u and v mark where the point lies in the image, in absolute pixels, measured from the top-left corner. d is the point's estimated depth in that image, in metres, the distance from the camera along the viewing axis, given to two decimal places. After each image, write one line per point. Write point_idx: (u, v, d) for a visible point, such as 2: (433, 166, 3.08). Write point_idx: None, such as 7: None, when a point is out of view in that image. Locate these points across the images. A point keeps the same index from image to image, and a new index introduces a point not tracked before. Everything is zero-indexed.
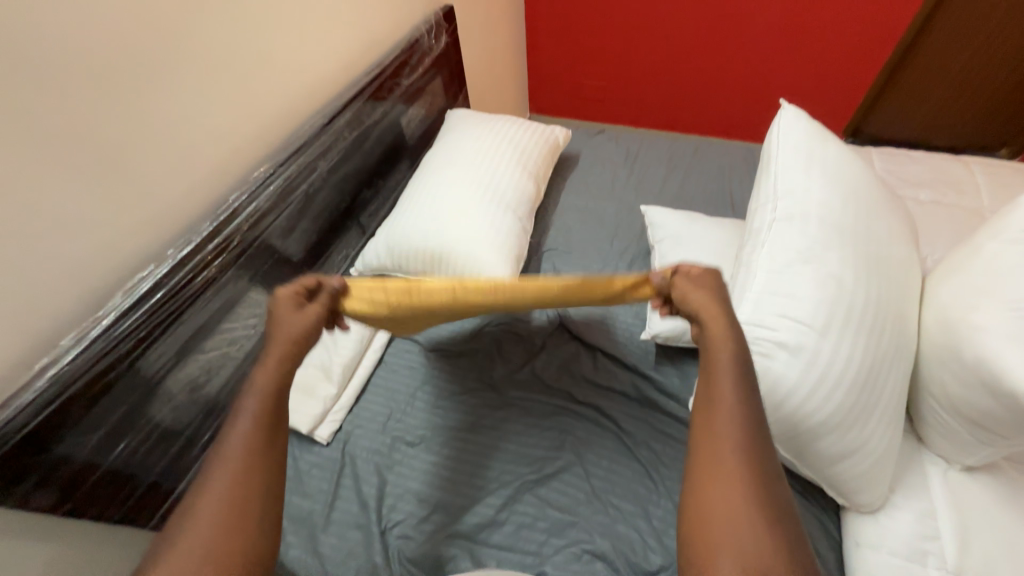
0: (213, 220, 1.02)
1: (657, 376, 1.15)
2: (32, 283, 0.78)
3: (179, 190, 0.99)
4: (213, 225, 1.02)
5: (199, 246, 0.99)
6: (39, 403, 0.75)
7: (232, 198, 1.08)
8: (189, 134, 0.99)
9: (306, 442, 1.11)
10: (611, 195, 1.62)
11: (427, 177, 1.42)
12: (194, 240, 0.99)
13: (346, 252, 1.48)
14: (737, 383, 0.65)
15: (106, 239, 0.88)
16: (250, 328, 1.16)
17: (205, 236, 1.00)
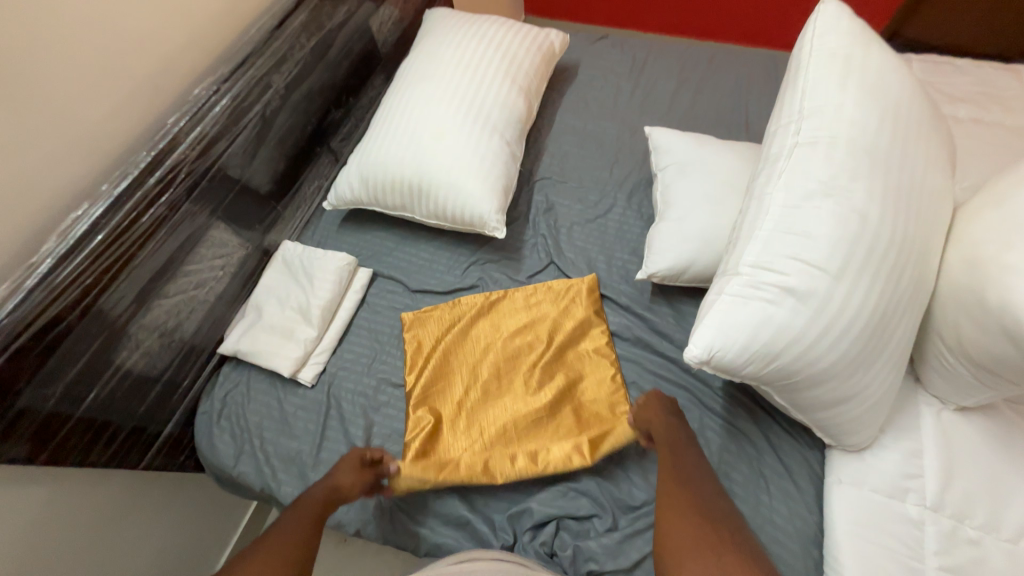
0: (150, 150, 0.90)
1: (651, 317, 1.09)
2: None
3: (104, 111, 0.85)
4: (152, 154, 0.90)
5: (138, 179, 0.89)
6: None
7: (170, 120, 0.94)
8: (105, 41, 0.83)
9: (290, 385, 1.09)
10: (611, 114, 1.44)
11: (403, 93, 1.24)
12: (132, 173, 0.88)
13: (319, 183, 1.35)
14: (685, 505, 0.80)
15: (25, 172, 0.76)
16: (216, 269, 1.09)
17: (142, 168, 0.89)
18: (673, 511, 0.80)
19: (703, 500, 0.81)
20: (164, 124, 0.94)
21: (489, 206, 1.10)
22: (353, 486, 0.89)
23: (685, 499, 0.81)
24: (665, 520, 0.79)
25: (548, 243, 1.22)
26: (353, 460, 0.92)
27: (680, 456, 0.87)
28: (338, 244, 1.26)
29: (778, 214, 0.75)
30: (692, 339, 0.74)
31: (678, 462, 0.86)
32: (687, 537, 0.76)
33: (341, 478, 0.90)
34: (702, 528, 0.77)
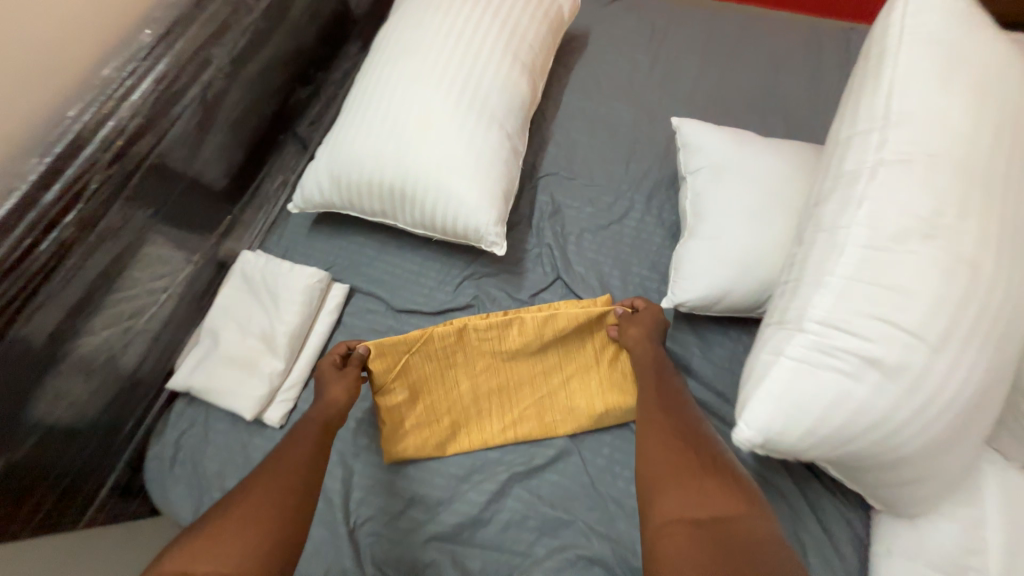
0: (44, 151, 0.71)
1: (674, 347, 0.95)
2: None
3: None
4: (48, 163, 0.70)
5: (32, 198, 0.68)
6: None
7: (70, 114, 0.73)
8: None
9: (255, 425, 0.94)
10: (627, 95, 1.23)
11: (383, 69, 1.02)
12: (23, 188, 0.68)
13: (284, 176, 1.15)
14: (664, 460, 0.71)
15: None
16: (156, 291, 0.91)
17: (35, 178, 0.69)
18: (657, 452, 0.72)
19: (687, 435, 0.73)
20: (65, 120, 0.73)
21: (486, 215, 0.92)
22: (341, 396, 0.84)
23: (667, 438, 0.73)
24: (651, 472, 0.70)
25: (554, 255, 1.05)
26: (330, 370, 0.88)
27: (663, 395, 0.80)
28: (308, 253, 1.08)
29: (857, 258, 0.59)
30: (743, 414, 0.60)
31: (661, 400, 0.80)
32: (675, 478, 0.67)
33: (335, 391, 0.85)
34: (687, 465, 0.68)
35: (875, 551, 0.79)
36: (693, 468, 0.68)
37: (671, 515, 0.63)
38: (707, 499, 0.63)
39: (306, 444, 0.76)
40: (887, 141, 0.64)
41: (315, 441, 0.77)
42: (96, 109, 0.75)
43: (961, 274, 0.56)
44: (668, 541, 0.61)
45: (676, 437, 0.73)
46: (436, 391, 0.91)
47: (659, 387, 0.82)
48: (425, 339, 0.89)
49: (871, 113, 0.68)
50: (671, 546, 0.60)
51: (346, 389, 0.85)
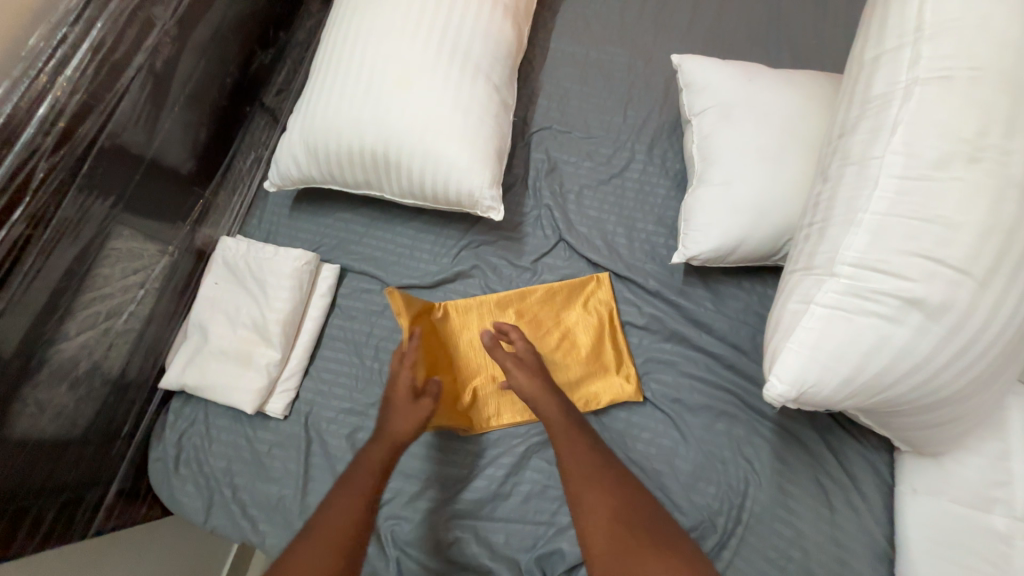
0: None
1: (685, 302, 0.91)
2: None
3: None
4: None
5: None
6: None
7: None
8: None
9: (258, 418, 0.90)
10: (619, 35, 1.13)
11: (349, 20, 0.91)
12: None
13: (257, 152, 1.06)
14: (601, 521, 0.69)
15: None
16: (131, 288, 0.84)
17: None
18: (599, 533, 0.68)
19: (618, 499, 0.70)
20: None
21: (478, 177, 0.85)
22: (405, 433, 0.76)
23: (602, 510, 0.69)
24: (600, 560, 0.67)
25: (555, 215, 0.99)
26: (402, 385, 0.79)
27: (576, 435, 0.75)
28: (292, 235, 1.01)
29: (892, 190, 0.54)
30: (773, 369, 0.56)
31: (576, 449, 0.74)
32: (628, 559, 0.65)
33: (391, 434, 0.76)
34: (629, 539, 0.67)
35: (901, 490, 0.78)
36: (633, 538, 0.67)
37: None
38: (662, 573, 0.63)
39: (325, 540, 0.65)
40: (921, 56, 0.57)
41: (328, 550, 0.65)
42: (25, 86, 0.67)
43: (1012, 198, 0.51)
44: None
45: (617, 506, 0.70)
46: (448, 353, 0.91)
47: (579, 450, 0.74)
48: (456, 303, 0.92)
49: (901, 25, 0.60)
50: None
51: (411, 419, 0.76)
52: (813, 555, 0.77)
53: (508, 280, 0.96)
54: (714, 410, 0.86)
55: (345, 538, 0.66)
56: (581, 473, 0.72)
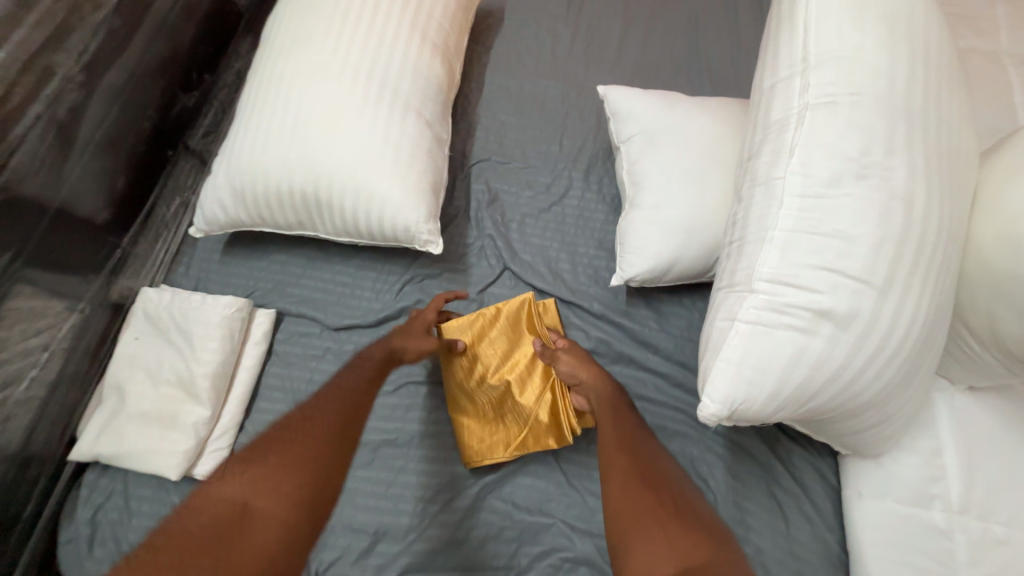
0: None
1: (630, 323, 0.92)
2: None
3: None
4: None
5: None
6: None
7: None
8: None
9: (186, 483, 0.83)
10: (552, 69, 1.18)
11: (273, 62, 0.90)
12: None
13: (183, 197, 1.01)
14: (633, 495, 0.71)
15: None
16: (33, 351, 0.78)
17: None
18: (630, 506, 0.70)
19: (658, 482, 0.73)
20: None
21: (413, 211, 0.84)
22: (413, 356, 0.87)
23: (635, 488, 0.71)
24: (624, 525, 0.70)
25: (498, 245, 0.99)
26: (423, 320, 0.89)
27: (619, 418, 0.78)
28: (224, 281, 0.96)
29: (794, 209, 0.57)
30: (705, 388, 0.56)
31: (623, 431, 0.77)
32: (651, 525, 0.67)
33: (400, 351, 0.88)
34: (657, 512, 0.68)
35: (848, 495, 0.79)
36: (668, 513, 0.68)
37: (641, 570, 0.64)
38: (684, 544, 0.65)
39: (291, 464, 0.67)
40: (809, 84, 0.62)
41: (272, 476, 0.66)
42: None
43: (897, 211, 0.55)
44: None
45: (657, 490, 0.71)
46: (454, 370, 0.87)
47: (632, 440, 0.76)
48: (484, 316, 0.87)
49: (790, 56, 0.65)
50: None
51: (420, 345, 0.87)
52: (773, 570, 0.77)
53: (454, 313, 0.94)
54: (667, 431, 0.86)
55: (303, 483, 0.67)
56: (618, 452, 0.75)
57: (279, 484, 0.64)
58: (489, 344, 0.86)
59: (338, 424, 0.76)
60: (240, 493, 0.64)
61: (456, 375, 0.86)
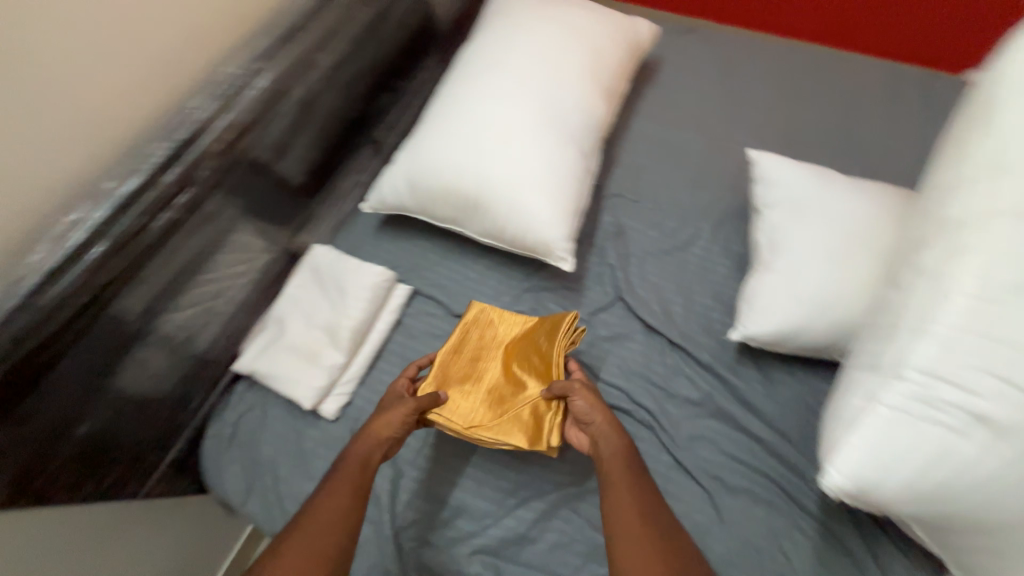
0: (166, 142, 0.74)
1: (735, 379, 0.92)
2: None
3: (97, 84, 0.67)
4: (169, 145, 0.73)
5: (149, 177, 0.71)
6: None
7: (195, 102, 0.78)
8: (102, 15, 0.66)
9: (310, 415, 0.95)
10: (698, 124, 1.24)
11: (465, 82, 1.06)
12: (143, 168, 0.71)
13: (358, 177, 1.18)
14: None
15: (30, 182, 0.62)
16: (235, 276, 0.93)
17: (160, 161, 0.72)
18: None
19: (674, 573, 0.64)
20: (184, 108, 0.78)
21: (559, 231, 0.92)
22: (380, 432, 0.79)
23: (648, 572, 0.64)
24: None
25: (616, 276, 1.05)
26: (396, 390, 0.86)
27: (636, 484, 0.72)
28: (373, 253, 1.11)
29: (962, 308, 0.57)
30: (831, 460, 0.57)
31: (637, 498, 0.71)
32: None
33: (371, 429, 0.79)
34: None
35: None
36: None
37: None
38: None
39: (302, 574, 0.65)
40: (999, 188, 0.61)
41: None
42: (217, 97, 0.79)
43: None
44: None
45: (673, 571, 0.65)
46: (490, 347, 0.92)
47: (645, 514, 0.69)
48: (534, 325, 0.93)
49: (976, 160, 0.64)
50: None
51: (395, 417, 0.80)
52: None
53: None
54: (754, 496, 0.84)
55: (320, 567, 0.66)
56: (626, 522, 0.69)
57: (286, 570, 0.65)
58: (517, 338, 0.92)
59: (343, 505, 0.71)
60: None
61: (487, 352, 0.92)
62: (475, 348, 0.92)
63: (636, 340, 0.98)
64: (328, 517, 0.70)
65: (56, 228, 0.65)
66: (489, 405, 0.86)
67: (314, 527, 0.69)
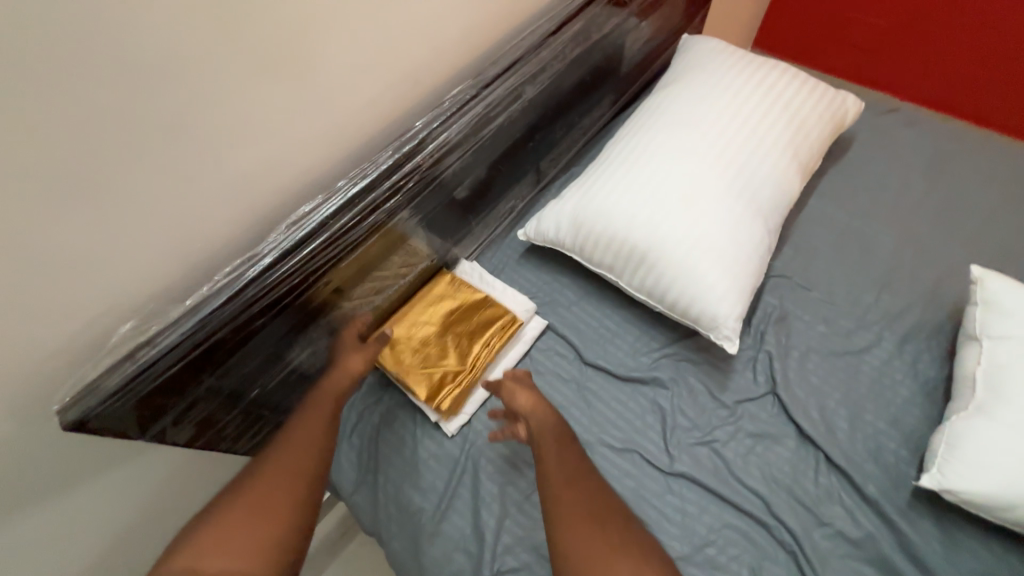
0: (388, 153, 0.83)
1: (907, 529, 0.78)
2: (202, 215, 0.64)
3: (358, 98, 0.75)
4: (394, 156, 0.83)
5: (373, 183, 0.81)
6: (182, 347, 0.64)
7: (419, 123, 0.86)
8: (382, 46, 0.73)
9: (429, 426, 0.95)
10: (889, 219, 1.12)
11: (654, 131, 1.02)
12: (370, 174, 0.81)
13: (514, 203, 1.18)
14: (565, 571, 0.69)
15: (289, 177, 0.72)
16: (399, 277, 0.98)
17: (385, 168, 0.81)
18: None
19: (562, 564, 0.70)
20: (411, 126, 0.87)
21: (728, 309, 0.86)
22: (353, 367, 0.85)
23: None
24: None
25: (773, 366, 0.95)
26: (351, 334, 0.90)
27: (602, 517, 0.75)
28: (515, 277, 1.11)
29: None
30: None
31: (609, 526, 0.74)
32: None
33: (345, 367, 0.85)
34: None
35: None
36: None
37: None
38: None
39: (264, 497, 0.70)
40: None
41: (271, 518, 0.69)
42: (440, 120, 0.87)
43: None
44: None
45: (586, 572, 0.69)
46: (417, 307, 1.00)
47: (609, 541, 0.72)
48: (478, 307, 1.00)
49: None
50: None
51: (364, 360, 0.87)
52: None
53: (702, 408, 0.93)
54: None
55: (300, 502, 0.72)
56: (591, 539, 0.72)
57: (272, 487, 0.71)
58: (472, 318, 0.99)
59: (314, 443, 0.77)
60: (266, 508, 0.69)
61: (462, 329, 0.99)
62: (429, 311, 1.00)
63: (785, 445, 0.88)
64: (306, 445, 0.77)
65: (294, 216, 0.75)
66: (421, 364, 0.94)
67: (282, 450, 0.76)
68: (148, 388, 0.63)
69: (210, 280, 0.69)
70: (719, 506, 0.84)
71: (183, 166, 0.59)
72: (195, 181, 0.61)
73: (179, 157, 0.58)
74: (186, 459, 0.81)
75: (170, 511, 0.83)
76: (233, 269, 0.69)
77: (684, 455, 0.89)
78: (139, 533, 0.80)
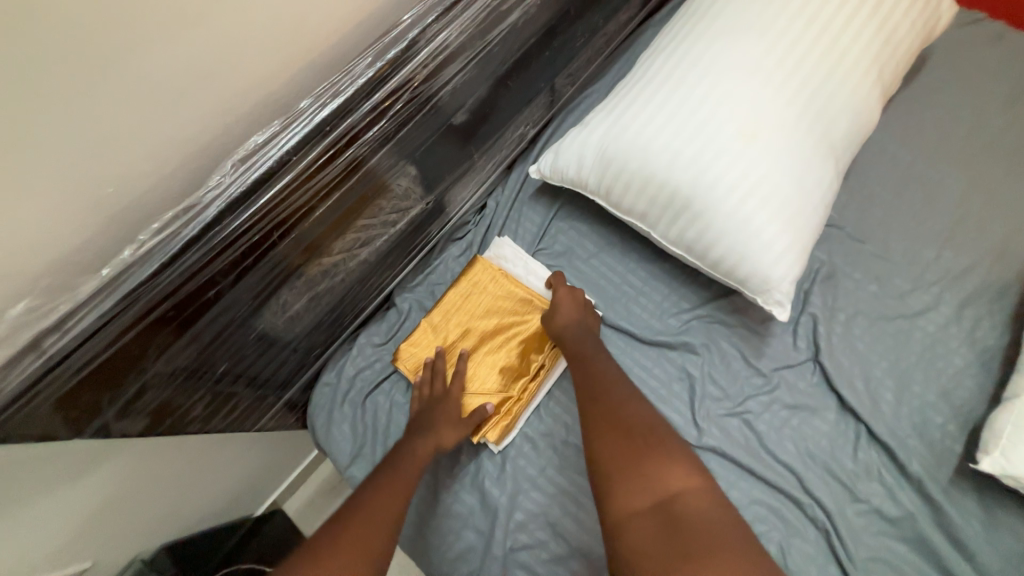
0: (368, 59, 0.62)
1: (948, 505, 0.74)
2: (108, 145, 0.48)
3: None
4: (376, 64, 0.62)
5: (352, 102, 0.61)
6: (108, 333, 0.52)
7: (407, 18, 0.65)
8: None
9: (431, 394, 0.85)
10: (961, 159, 0.95)
11: (707, 36, 0.81)
12: (346, 89, 0.60)
13: (523, 130, 0.97)
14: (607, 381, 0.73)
15: (225, 91, 0.54)
16: (389, 225, 0.81)
17: (364, 81, 0.61)
18: (606, 415, 0.69)
19: (606, 397, 0.71)
20: (396, 23, 0.66)
21: (783, 270, 0.73)
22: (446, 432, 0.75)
23: (638, 443, 0.66)
24: (602, 421, 0.69)
25: (818, 331, 0.84)
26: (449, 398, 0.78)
27: (660, 445, 0.66)
28: (522, 220, 0.94)
29: None
30: None
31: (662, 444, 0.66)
32: (619, 426, 0.68)
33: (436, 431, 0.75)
34: (614, 411, 0.69)
35: None
36: (618, 417, 0.69)
37: (605, 454, 0.66)
38: (641, 456, 0.64)
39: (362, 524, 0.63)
40: None
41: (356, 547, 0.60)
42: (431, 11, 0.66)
43: None
44: (604, 456, 0.66)
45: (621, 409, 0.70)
46: (454, 316, 0.85)
47: (660, 433, 0.68)
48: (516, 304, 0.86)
49: None
50: (605, 456, 0.66)
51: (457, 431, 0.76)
52: None
53: (735, 376, 0.84)
54: None
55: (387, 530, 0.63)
56: (638, 412, 0.70)
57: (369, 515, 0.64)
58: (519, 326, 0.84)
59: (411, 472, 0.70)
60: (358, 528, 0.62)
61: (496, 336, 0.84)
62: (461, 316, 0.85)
63: (824, 418, 0.80)
64: (388, 502, 0.66)
65: (239, 152, 0.58)
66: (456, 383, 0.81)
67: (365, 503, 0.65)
68: (74, 382, 0.52)
69: (134, 241, 0.55)
70: (750, 482, 0.78)
71: (59, 74, 0.42)
72: (81, 94, 0.44)
73: (51, 61, 0.41)
74: (135, 461, 0.74)
75: (119, 511, 0.77)
76: (166, 227, 0.55)
77: (714, 427, 0.81)
78: (121, 506, 0.77)
